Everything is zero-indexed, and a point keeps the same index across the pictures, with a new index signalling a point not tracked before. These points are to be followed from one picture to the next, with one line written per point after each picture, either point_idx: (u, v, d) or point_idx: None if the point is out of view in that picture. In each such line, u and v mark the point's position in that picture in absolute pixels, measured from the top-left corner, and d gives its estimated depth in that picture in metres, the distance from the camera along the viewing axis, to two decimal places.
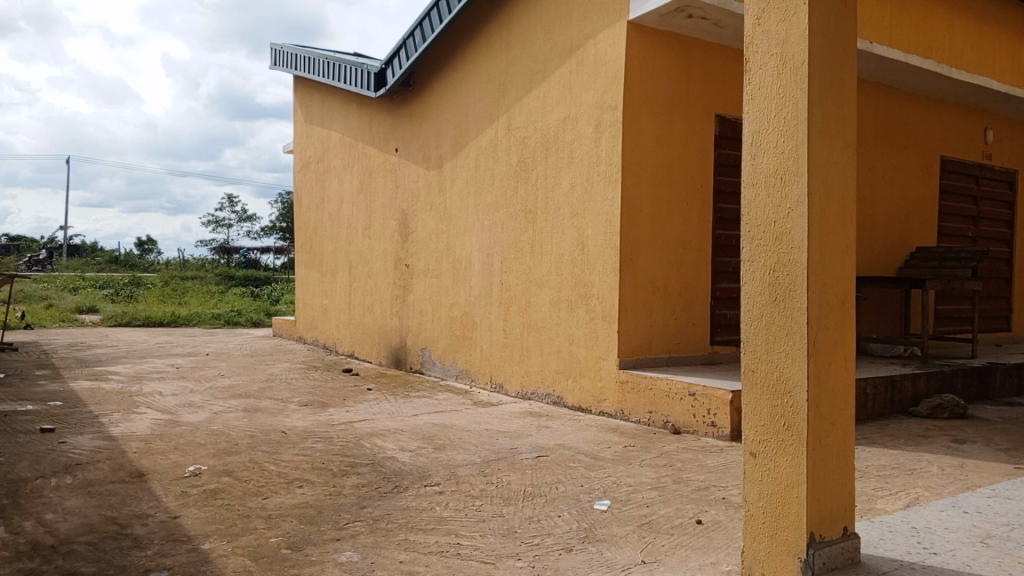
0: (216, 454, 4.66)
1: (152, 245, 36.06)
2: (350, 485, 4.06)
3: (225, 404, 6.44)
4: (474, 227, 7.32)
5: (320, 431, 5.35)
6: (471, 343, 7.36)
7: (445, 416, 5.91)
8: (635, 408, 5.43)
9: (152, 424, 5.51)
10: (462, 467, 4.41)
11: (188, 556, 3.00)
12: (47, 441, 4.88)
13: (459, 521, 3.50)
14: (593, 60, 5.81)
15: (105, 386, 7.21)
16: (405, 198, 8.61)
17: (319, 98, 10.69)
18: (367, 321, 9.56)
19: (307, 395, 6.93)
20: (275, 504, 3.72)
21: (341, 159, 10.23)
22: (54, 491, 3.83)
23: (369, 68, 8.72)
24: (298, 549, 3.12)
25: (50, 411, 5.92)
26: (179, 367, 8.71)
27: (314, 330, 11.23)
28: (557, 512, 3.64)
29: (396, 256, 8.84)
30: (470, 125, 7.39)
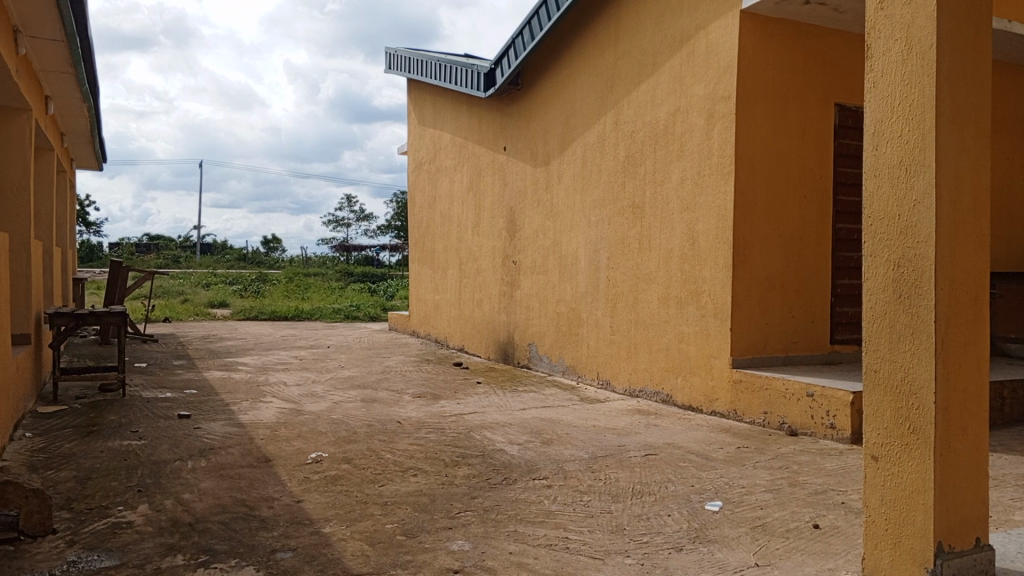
0: (335, 442, 4.89)
1: (277, 243, 38.07)
2: (462, 475, 4.17)
3: (344, 394, 6.74)
4: (581, 223, 7.32)
5: (433, 422, 5.51)
6: (578, 339, 7.37)
7: (552, 411, 5.96)
8: (749, 408, 5.29)
9: (278, 412, 5.83)
10: (569, 462, 4.44)
11: (310, 538, 3.18)
12: (185, 426, 5.26)
13: (567, 515, 3.53)
14: (705, 51, 5.69)
15: (235, 375, 7.69)
16: (513, 195, 8.71)
17: (432, 99, 10.97)
18: (476, 317, 9.74)
19: (420, 387, 7.15)
20: (391, 491, 3.87)
21: (451, 158, 10.45)
22: (191, 473, 4.13)
23: (479, 68, 8.86)
24: (411, 536, 3.24)
25: (187, 398, 6.37)
26: (301, 359, 9.16)
27: (427, 325, 11.55)
28: (666, 511, 3.60)
29: (504, 252, 8.96)
30: (579, 120, 7.39)
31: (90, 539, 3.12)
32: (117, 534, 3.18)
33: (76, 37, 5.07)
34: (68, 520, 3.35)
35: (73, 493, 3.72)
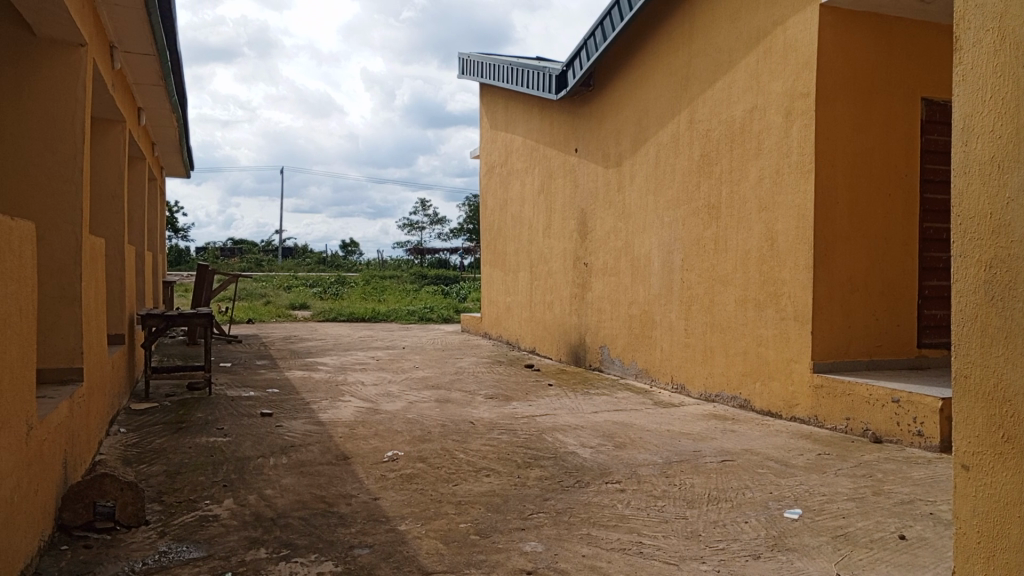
0: (410, 441, 4.97)
1: (353, 246, 38.99)
2: (534, 476, 4.18)
3: (419, 394, 6.85)
4: (654, 224, 7.24)
5: (505, 423, 5.54)
6: (651, 342, 7.29)
7: (625, 414, 5.91)
8: (830, 414, 5.13)
9: (355, 411, 5.97)
10: (643, 466, 4.40)
11: (387, 535, 3.24)
12: (268, 424, 5.45)
13: (641, 519, 3.50)
14: (783, 47, 5.54)
15: (314, 375, 7.91)
16: (585, 197, 8.68)
17: (504, 103, 11.04)
18: (547, 319, 9.74)
19: (492, 388, 7.20)
20: (465, 491, 3.92)
21: (523, 161, 10.48)
22: (273, 469, 4.27)
23: (551, 71, 8.87)
24: (485, 535, 3.27)
25: (269, 397, 6.59)
26: (377, 359, 9.34)
27: (498, 327, 11.62)
28: (744, 518, 3.53)
29: (575, 254, 8.94)
30: (651, 121, 7.31)
31: (180, 531, 3.26)
32: (204, 526, 3.32)
33: (165, 51, 5.31)
34: (159, 512, 3.51)
35: (164, 486, 3.90)
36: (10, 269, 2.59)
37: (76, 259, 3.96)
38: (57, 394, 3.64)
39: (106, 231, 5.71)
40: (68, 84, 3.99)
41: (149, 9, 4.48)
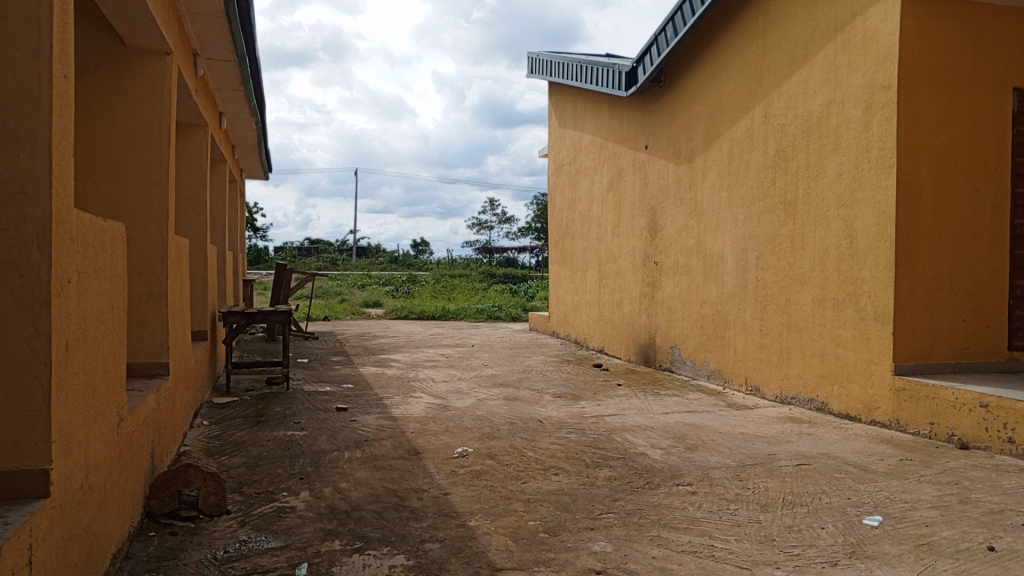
0: (480, 438, 5.02)
1: (424, 245, 39.54)
2: (603, 476, 4.17)
3: (488, 391, 6.91)
4: (727, 222, 7.10)
5: (574, 422, 5.54)
6: (724, 342, 7.15)
7: (696, 416, 5.82)
8: (913, 419, 4.94)
9: (426, 407, 6.07)
10: (715, 469, 4.33)
11: (457, 530, 3.29)
12: (342, 419, 5.59)
13: (712, 522, 3.45)
14: (863, 38, 5.36)
15: (387, 372, 8.07)
16: (655, 195, 8.58)
17: (573, 101, 11.01)
18: (617, 318, 9.67)
19: (561, 387, 7.20)
20: (534, 489, 3.93)
21: (592, 159, 10.43)
22: (347, 463, 4.38)
23: (621, 67, 8.80)
24: (553, 534, 3.28)
25: (344, 392, 6.75)
26: (447, 357, 9.46)
27: (567, 326, 11.61)
28: (820, 523, 3.43)
29: (645, 252, 8.85)
30: (724, 116, 7.18)
31: (259, 521, 3.38)
32: (282, 517, 3.44)
33: (245, 57, 5.50)
34: (240, 502, 3.65)
35: (244, 478, 4.05)
36: (103, 268, 2.73)
37: (162, 259, 4.15)
38: (145, 387, 3.82)
39: (191, 232, 5.96)
40: (155, 91, 4.18)
41: (230, 16, 4.65)
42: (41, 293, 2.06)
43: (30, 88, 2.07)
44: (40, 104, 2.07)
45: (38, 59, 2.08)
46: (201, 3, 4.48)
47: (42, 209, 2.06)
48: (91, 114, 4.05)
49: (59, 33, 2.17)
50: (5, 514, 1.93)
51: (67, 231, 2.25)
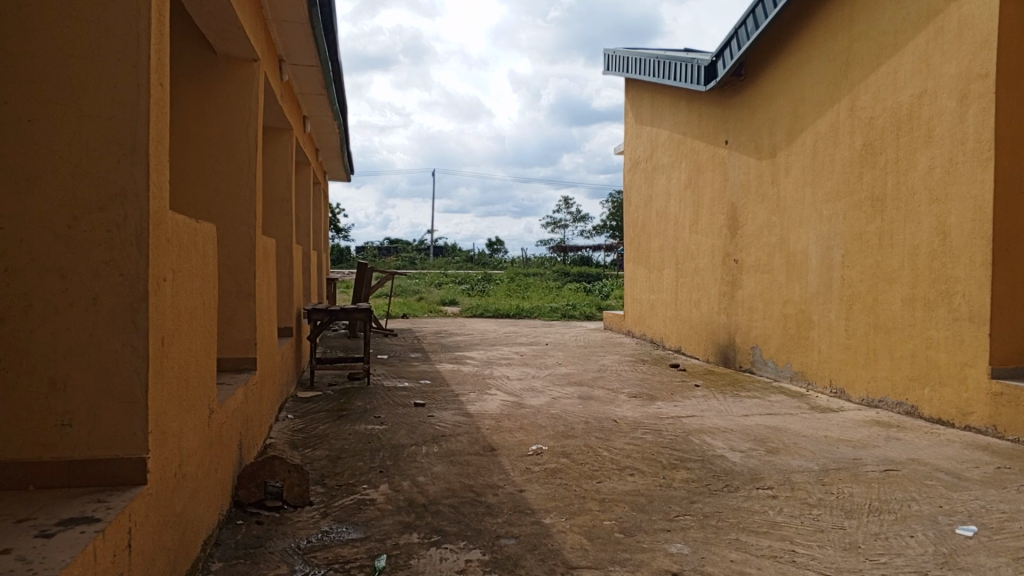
0: (555, 436, 5.04)
1: (500, 244, 39.84)
2: (680, 478, 4.12)
3: (563, 390, 6.92)
4: (811, 218, 6.90)
5: (650, 423, 5.49)
6: (807, 343, 6.95)
7: (777, 418, 5.68)
8: (1012, 425, 4.70)
9: (502, 405, 6.12)
10: (797, 473, 4.22)
11: (532, 527, 3.31)
12: (420, 414, 5.70)
13: (794, 527, 3.37)
14: (958, 26, 5.11)
15: (463, 369, 8.18)
16: (735, 191, 8.41)
17: (651, 97, 10.89)
18: (695, 318, 9.52)
19: (637, 387, 7.14)
20: (609, 489, 3.92)
21: (670, 156, 10.29)
22: (425, 458, 4.47)
23: (700, 62, 8.65)
24: (629, 534, 3.27)
25: (422, 388, 6.88)
26: (523, 355, 9.52)
27: (643, 325, 11.50)
28: (909, 532, 3.31)
29: (724, 250, 8.69)
30: (808, 110, 6.98)
31: (340, 512, 3.49)
32: (362, 509, 3.53)
33: (328, 61, 5.67)
34: (322, 494, 3.77)
35: (326, 470, 4.19)
36: (195, 267, 2.87)
37: (250, 258, 4.32)
38: (234, 381, 3.99)
39: (277, 232, 6.18)
40: (244, 96, 4.35)
41: (314, 22, 4.80)
42: (138, 291, 2.18)
43: (131, 96, 2.20)
44: (138, 112, 2.20)
45: (137, 69, 2.20)
46: (287, 11, 4.64)
47: (141, 211, 2.18)
48: (185, 119, 4.25)
49: (156, 45, 2.29)
50: (106, 499, 2.06)
51: (163, 233, 2.37)
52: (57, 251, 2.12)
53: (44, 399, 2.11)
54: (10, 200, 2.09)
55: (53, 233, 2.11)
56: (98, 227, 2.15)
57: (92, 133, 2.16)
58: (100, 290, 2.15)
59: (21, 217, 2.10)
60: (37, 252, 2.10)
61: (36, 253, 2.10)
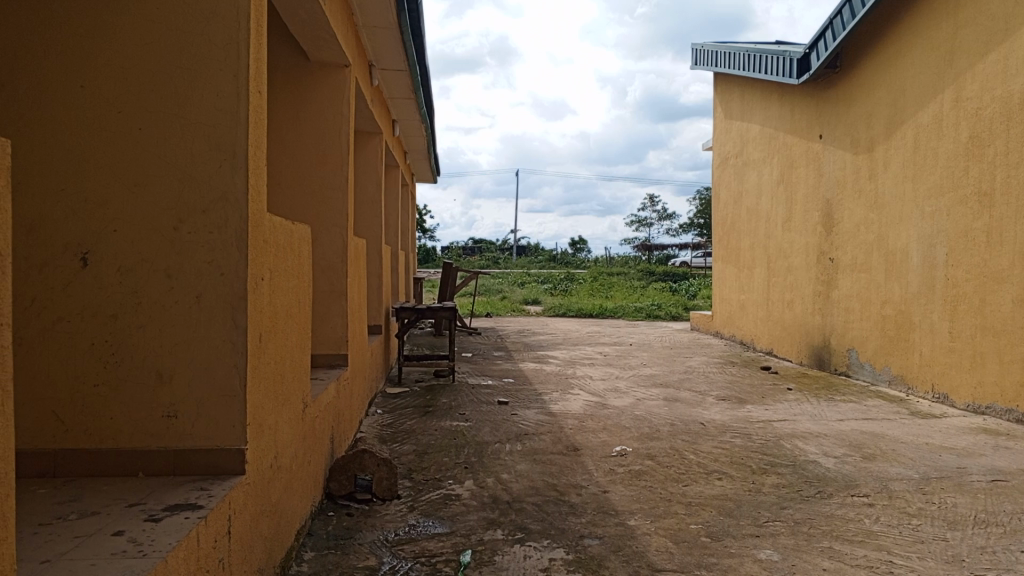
0: (640, 437, 4.99)
1: (584, 244, 39.73)
2: (770, 484, 4.01)
3: (648, 391, 6.85)
4: (912, 214, 6.60)
5: (739, 426, 5.37)
6: (907, 345, 6.65)
7: (875, 424, 5.46)
8: None
9: (586, 404, 6.11)
10: (895, 481, 4.04)
11: (616, 528, 3.30)
12: (504, 412, 5.75)
13: (892, 537, 3.23)
14: None
15: (547, 368, 8.20)
16: (830, 187, 8.11)
17: (741, 91, 10.64)
18: (787, 319, 9.24)
19: (725, 389, 6.99)
20: (696, 492, 3.86)
21: (761, 151, 10.02)
22: (509, 455, 4.51)
23: (792, 55, 8.39)
24: (717, 539, 3.21)
25: (506, 386, 6.94)
26: (607, 354, 9.47)
27: (732, 326, 11.25)
28: (1019, 546, 3.12)
29: (819, 248, 8.39)
30: (908, 101, 6.67)
31: (427, 507, 3.56)
32: (448, 504, 3.60)
33: (416, 64, 5.79)
34: (410, 488, 3.86)
35: (413, 464, 4.29)
36: (291, 267, 2.98)
37: (342, 258, 4.46)
38: (327, 376, 4.14)
39: (367, 232, 6.35)
40: (335, 101, 4.49)
41: (402, 26, 4.90)
42: (237, 290, 2.28)
43: (231, 104, 2.31)
44: (238, 118, 2.30)
45: (237, 76, 2.31)
46: (376, 16, 4.76)
47: (240, 212, 2.28)
48: (281, 125, 4.42)
49: (254, 53, 2.39)
50: (209, 487, 2.18)
51: (260, 233, 2.47)
52: (165, 251, 2.24)
53: (152, 392, 2.24)
54: (122, 203, 2.23)
55: (159, 233, 2.24)
56: (201, 228, 2.26)
57: (197, 139, 2.28)
58: (204, 289, 2.26)
59: (132, 220, 2.23)
60: (146, 252, 2.23)
61: (144, 254, 2.23)
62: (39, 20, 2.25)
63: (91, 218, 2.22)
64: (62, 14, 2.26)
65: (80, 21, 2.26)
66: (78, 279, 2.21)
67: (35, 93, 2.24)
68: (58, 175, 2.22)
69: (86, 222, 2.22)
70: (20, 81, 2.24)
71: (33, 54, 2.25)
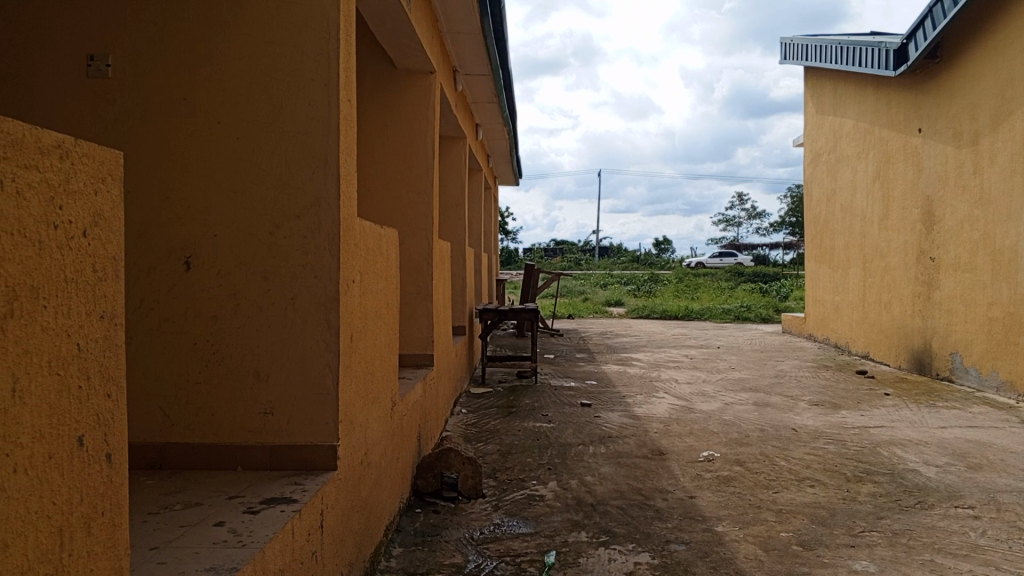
0: (728, 443, 4.89)
1: (668, 245, 39.21)
2: (867, 492, 3.86)
3: (736, 395, 6.70)
4: (1020, 210, 6.23)
5: (833, 432, 5.19)
6: (1016, 349, 6.29)
7: (981, 432, 5.18)
8: None
9: (671, 408, 6.02)
10: (1003, 493, 3.83)
11: (704, 534, 3.24)
12: (587, 414, 5.74)
13: (999, 552, 3.06)
14: None
15: (631, 370, 8.13)
16: (930, 183, 7.74)
17: (834, 85, 10.29)
18: (885, 321, 8.88)
19: (818, 394, 6.77)
20: (787, 500, 3.75)
21: (855, 147, 9.66)
22: (592, 458, 4.50)
23: (889, 45, 8.05)
24: (808, 548, 3.11)
25: (590, 388, 6.92)
26: (693, 357, 9.31)
27: (826, 329, 10.87)
28: None
29: (919, 247, 8.02)
30: (1016, 91, 6.30)
31: (511, 506, 3.58)
32: (532, 505, 3.62)
33: (498, 68, 5.84)
34: (494, 487, 3.90)
35: (498, 464, 4.33)
36: (380, 270, 3.07)
37: (428, 260, 4.55)
38: (414, 376, 4.23)
39: (452, 234, 6.46)
40: (421, 106, 4.57)
41: (485, 31, 4.95)
42: (330, 291, 2.36)
43: (323, 112, 2.39)
44: (330, 126, 2.38)
45: (329, 86, 2.39)
46: (461, 22, 4.82)
47: (334, 216, 2.36)
48: (370, 132, 4.55)
49: (345, 62, 2.47)
50: (302, 481, 2.26)
51: (351, 237, 2.55)
52: (262, 255, 2.34)
53: (250, 389, 2.35)
54: (223, 210, 2.35)
55: (257, 238, 2.35)
56: (296, 233, 2.35)
57: (292, 148, 2.38)
58: (298, 290, 2.35)
59: (231, 226, 2.35)
60: (244, 256, 2.34)
61: (243, 257, 2.34)
62: (145, 38, 2.40)
63: (193, 225, 2.35)
64: (167, 33, 2.40)
65: (183, 37, 2.40)
66: (181, 282, 2.34)
67: (143, 107, 2.39)
68: (163, 183, 2.36)
69: (189, 228, 2.34)
70: (129, 98, 2.40)
71: (141, 70, 2.40)
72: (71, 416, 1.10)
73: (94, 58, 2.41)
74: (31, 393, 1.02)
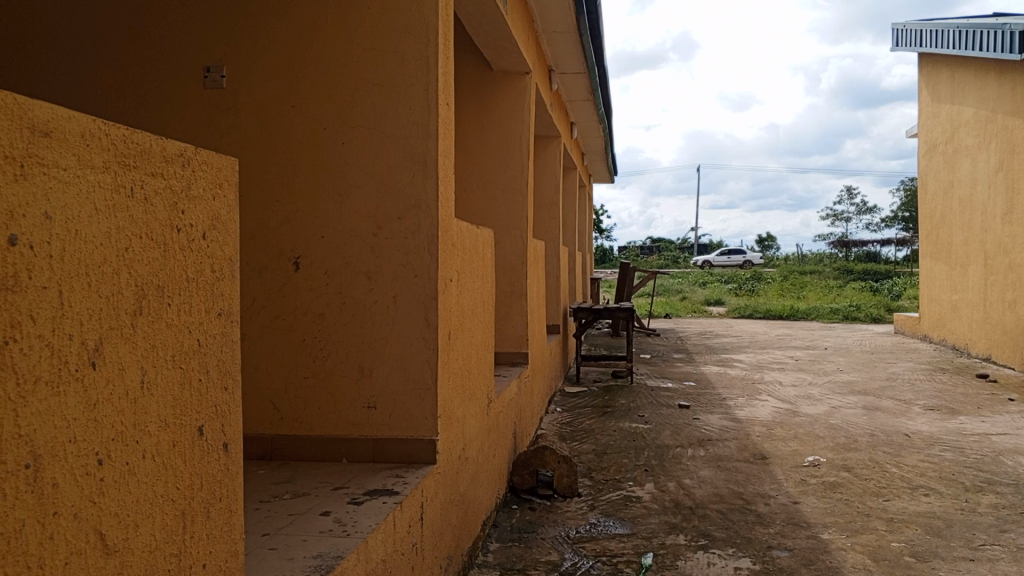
0: (835, 448, 4.71)
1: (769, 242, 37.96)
2: (988, 503, 3.64)
3: (845, 399, 6.44)
4: None
5: (951, 440, 4.91)
6: None
7: None
8: None
9: (774, 411, 5.85)
10: None
11: (808, 541, 3.14)
12: (686, 416, 5.65)
13: None
14: None
15: (732, 372, 7.94)
16: None
17: (951, 72, 9.74)
18: (1008, 322, 8.33)
19: (934, 398, 6.41)
20: (898, 509, 3.58)
21: (975, 137, 9.11)
22: (691, 460, 4.42)
23: (1013, 27, 7.56)
24: (922, 559, 2.97)
25: (688, 390, 6.80)
26: (797, 359, 9.00)
27: (942, 330, 10.28)
28: None
29: None
30: None
31: (607, 507, 3.57)
32: (628, 506, 3.59)
33: (594, 65, 5.81)
34: (590, 487, 3.90)
35: (593, 464, 4.33)
36: (477, 269, 3.12)
37: (522, 259, 4.58)
38: (509, 374, 4.28)
39: (546, 233, 6.48)
40: (516, 106, 4.61)
41: (580, 29, 4.95)
42: (430, 290, 2.42)
43: (422, 117, 2.46)
44: (429, 129, 2.45)
45: (428, 91, 2.46)
46: (556, 21, 4.84)
47: (433, 218, 2.42)
48: (465, 134, 4.63)
49: (443, 66, 2.52)
50: (403, 474, 2.33)
51: (450, 238, 2.61)
52: (365, 256, 2.43)
53: (354, 384, 2.44)
54: (328, 212, 2.45)
55: (360, 240, 2.43)
56: (398, 235, 2.42)
57: (392, 151, 2.45)
58: (399, 289, 2.42)
59: (336, 227, 2.45)
60: (349, 256, 2.44)
61: (348, 258, 2.44)
62: (256, 49, 2.53)
63: (301, 226, 2.46)
64: (277, 43, 2.52)
65: (291, 47, 2.51)
66: (290, 282, 2.46)
67: (254, 116, 2.53)
68: (274, 187, 2.48)
69: (297, 230, 2.46)
70: (243, 106, 2.54)
71: (253, 80, 2.53)
72: (192, 407, 1.18)
73: (210, 70, 2.56)
74: (158, 385, 1.10)
